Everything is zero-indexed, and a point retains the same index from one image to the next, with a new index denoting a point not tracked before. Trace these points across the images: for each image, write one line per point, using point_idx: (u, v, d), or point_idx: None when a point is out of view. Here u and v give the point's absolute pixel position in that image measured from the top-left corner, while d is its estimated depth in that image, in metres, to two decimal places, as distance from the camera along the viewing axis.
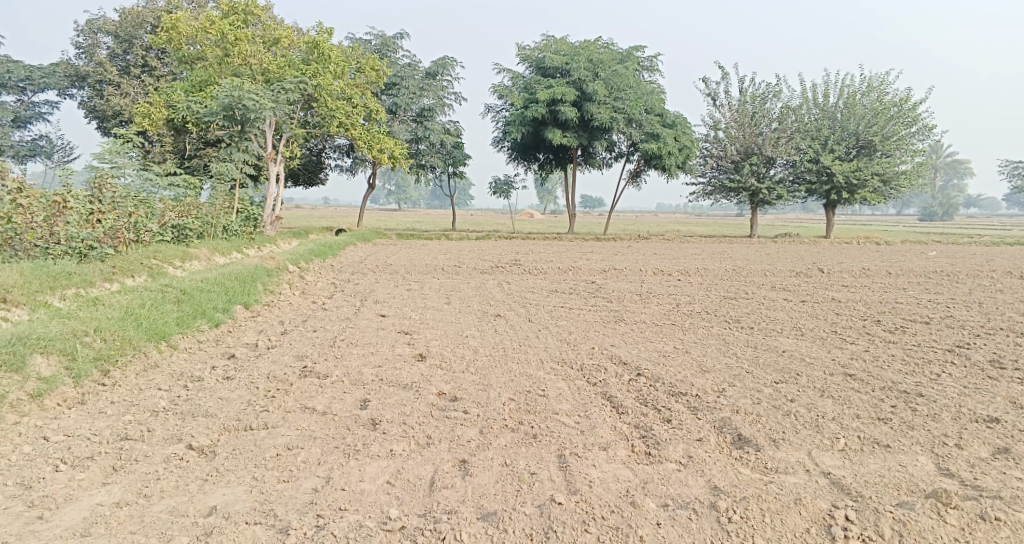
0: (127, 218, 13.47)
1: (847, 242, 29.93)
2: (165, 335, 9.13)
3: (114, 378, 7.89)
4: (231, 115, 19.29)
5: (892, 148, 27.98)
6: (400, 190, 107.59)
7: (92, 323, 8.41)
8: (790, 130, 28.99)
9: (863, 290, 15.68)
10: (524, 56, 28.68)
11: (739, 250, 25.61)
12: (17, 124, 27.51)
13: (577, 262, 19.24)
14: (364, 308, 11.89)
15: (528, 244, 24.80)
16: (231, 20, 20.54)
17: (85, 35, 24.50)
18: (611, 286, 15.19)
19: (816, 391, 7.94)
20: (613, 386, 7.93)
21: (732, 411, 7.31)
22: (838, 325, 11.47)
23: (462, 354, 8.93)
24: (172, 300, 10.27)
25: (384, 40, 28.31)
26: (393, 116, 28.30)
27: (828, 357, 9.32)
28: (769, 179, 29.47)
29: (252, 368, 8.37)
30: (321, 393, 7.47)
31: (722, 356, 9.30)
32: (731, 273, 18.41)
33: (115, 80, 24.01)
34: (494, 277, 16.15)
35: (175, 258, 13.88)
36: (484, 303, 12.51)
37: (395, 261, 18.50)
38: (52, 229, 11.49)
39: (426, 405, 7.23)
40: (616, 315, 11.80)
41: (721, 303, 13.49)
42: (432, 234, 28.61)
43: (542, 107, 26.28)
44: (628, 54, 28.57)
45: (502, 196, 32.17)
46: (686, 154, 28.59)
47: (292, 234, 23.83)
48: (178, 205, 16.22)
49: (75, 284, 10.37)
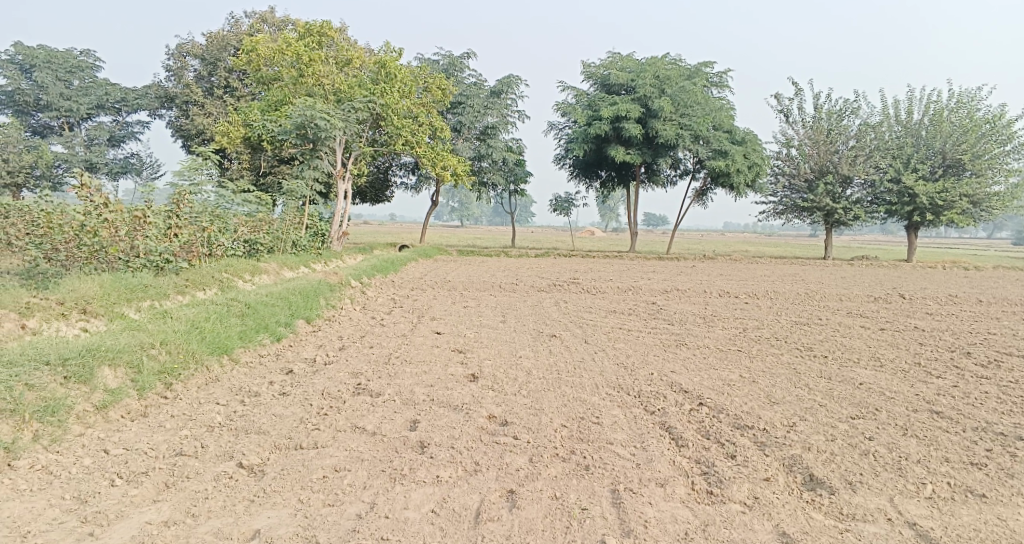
0: (202, 232, 13.79)
1: (930, 266, 28.47)
2: (228, 349, 9.22)
3: (176, 391, 7.98)
4: (303, 134, 19.67)
5: (983, 168, 26.52)
6: (465, 207, 108.52)
7: (159, 335, 8.54)
8: (868, 148, 27.89)
9: (947, 318, 14.78)
10: (589, 74, 28.49)
11: (813, 273, 24.67)
12: (111, 143, 28.85)
13: (640, 282, 18.84)
14: (421, 324, 11.82)
15: (591, 263, 24.45)
16: (305, 42, 21.08)
17: (174, 59, 25.53)
18: (674, 308, 14.76)
19: (898, 429, 7.40)
20: (672, 416, 7.57)
21: (802, 449, 6.86)
22: (921, 356, 10.78)
23: (515, 376, 8.70)
24: (236, 313, 10.39)
25: (451, 59, 28.59)
26: (457, 134, 28.49)
27: (911, 392, 8.71)
28: (845, 199, 28.37)
29: (307, 384, 8.35)
30: (372, 412, 7.36)
31: (792, 387, 8.80)
32: (801, 296, 17.67)
33: (198, 100, 24.91)
34: (554, 296, 15.93)
35: (245, 272, 14.14)
36: (542, 322, 12.29)
37: (457, 278, 18.46)
38: (132, 243, 11.80)
39: (476, 428, 7.03)
40: (678, 339, 11.40)
41: (790, 329, 12.89)
42: (493, 250, 28.60)
43: (606, 124, 26.00)
44: (696, 70, 28.06)
45: (564, 214, 31.95)
46: (756, 172, 27.78)
47: (358, 249, 24.16)
48: (250, 221, 16.57)
49: (150, 297, 10.62)
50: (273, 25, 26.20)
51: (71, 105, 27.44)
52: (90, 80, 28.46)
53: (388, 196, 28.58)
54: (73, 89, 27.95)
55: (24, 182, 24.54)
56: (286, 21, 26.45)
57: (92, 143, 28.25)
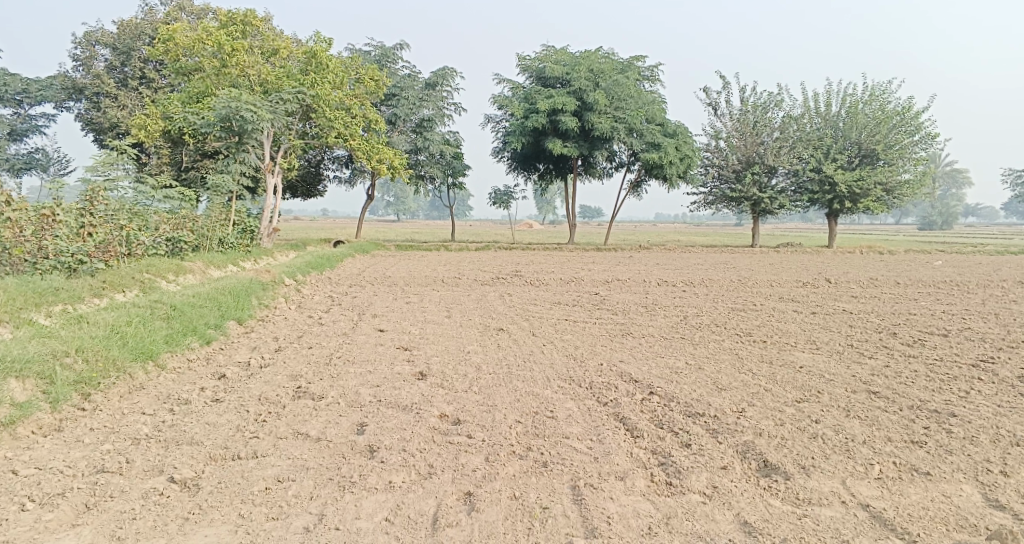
0: (119, 231, 12.97)
1: (851, 251, 29.48)
2: (152, 354, 8.62)
3: (95, 402, 7.38)
4: (228, 127, 18.83)
5: (895, 157, 27.50)
6: (397, 202, 107.40)
7: (74, 342, 7.89)
8: (792, 139, 28.88)
9: (873, 301, 15.22)
10: (524, 66, 28.27)
11: (742, 261, 25.19)
12: (12, 138, 27.09)
13: (579, 272, 18.81)
14: (361, 322, 11.40)
15: (528, 255, 24.32)
16: (228, 32, 20.18)
17: (82, 47, 24.11)
18: (615, 297, 14.74)
19: (841, 411, 7.44)
20: (626, 407, 7.43)
21: (754, 434, 6.81)
22: (854, 337, 10.99)
23: (464, 372, 8.41)
24: (161, 316, 9.75)
25: (383, 50, 27.91)
26: (392, 128, 27.89)
27: (848, 373, 8.83)
28: (771, 188, 29.04)
29: (243, 389, 7.87)
30: (315, 417, 6.96)
31: (738, 373, 8.78)
32: (735, 283, 17.96)
33: (111, 92, 23.58)
34: (495, 288, 15.70)
35: (169, 272, 13.39)
36: (486, 316, 12.04)
37: (393, 273, 18.01)
38: (40, 243, 10.95)
39: (428, 428, 6.73)
40: (623, 328, 11.32)
41: (729, 315, 12.99)
42: (431, 245, 28.18)
43: (542, 117, 25.89)
44: (628, 63, 28.19)
45: (501, 207, 31.70)
46: (687, 163, 28.16)
47: (289, 246, 23.40)
48: (172, 218, 15.76)
49: (62, 300, 9.88)
50: (192, 13, 25.06)
51: None
52: None
53: (319, 191, 27.76)
54: None
55: None
56: (205, 10, 25.35)
57: None
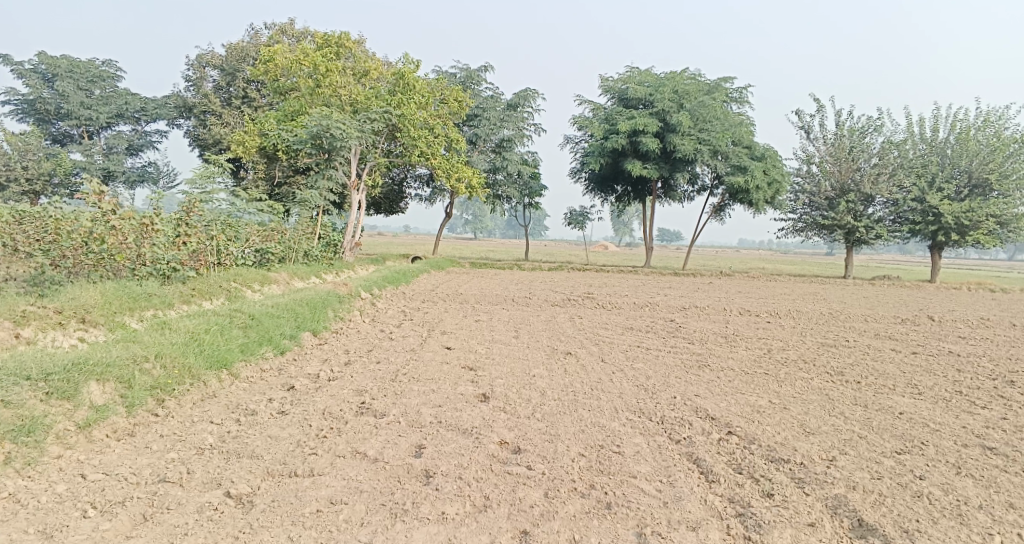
0: (210, 241, 13.35)
1: (955, 287, 27.69)
2: (228, 363, 8.70)
3: (168, 408, 7.46)
4: (318, 144, 19.27)
5: (1010, 188, 25.71)
6: (478, 220, 108.37)
7: (155, 347, 8.03)
8: (892, 166, 27.20)
9: (981, 343, 14.06)
10: (606, 87, 27.95)
11: (833, 292, 23.97)
12: (129, 152, 28.63)
13: (656, 298, 18.25)
14: (430, 339, 11.29)
15: (606, 278, 23.83)
16: (322, 52, 20.74)
17: (193, 68, 25.30)
18: (693, 326, 14.16)
19: (950, 467, 6.80)
20: (700, 447, 6.98)
21: (846, 488, 6.30)
22: (960, 384, 10.08)
23: (528, 397, 8.12)
24: (239, 325, 9.88)
25: (468, 72, 28.16)
26: (473, 147, 28.05)
27: (956, 424, 8.06)
28: (867, 217, 27.61)
29: (309, 403, 7.82)
30: (374, 435, 6.81)
31: (827, 416, 8.16)
32: (824, 316, 16.97)
33: (216, 110, 24.63)
34: (568, 311, 15.37)
35: (254, 281, 13.66)
36: (556, 339, 11.72)
37: (468, 291, 17.92)
38: (139, 250, 11.35)
39: (487, 456, 6.48)
40: (700, 359, 10.77)
41: (818, 351, 12.20)
42: (507, 263, 28.04)
43: (623, 138, 25.46)
44: (716, 85, 27.49)
45: (579, 228, 31.34)
46: (776, 188, 27.11)
47: (370, 260, 23.78)
48: (262, 230, 16.16)
49: (153, 306, 10.16)
50: (293, 36, 25.99)
51: (91, 114, 27.14)
52: (111, 90, 28.29)
53: (402, 208, 28.12)
54: (93, 98, 27.71)
55: (42, 189, 24.27)
56: (305, 33, 26.25)
57: (110, 151, 28.06)
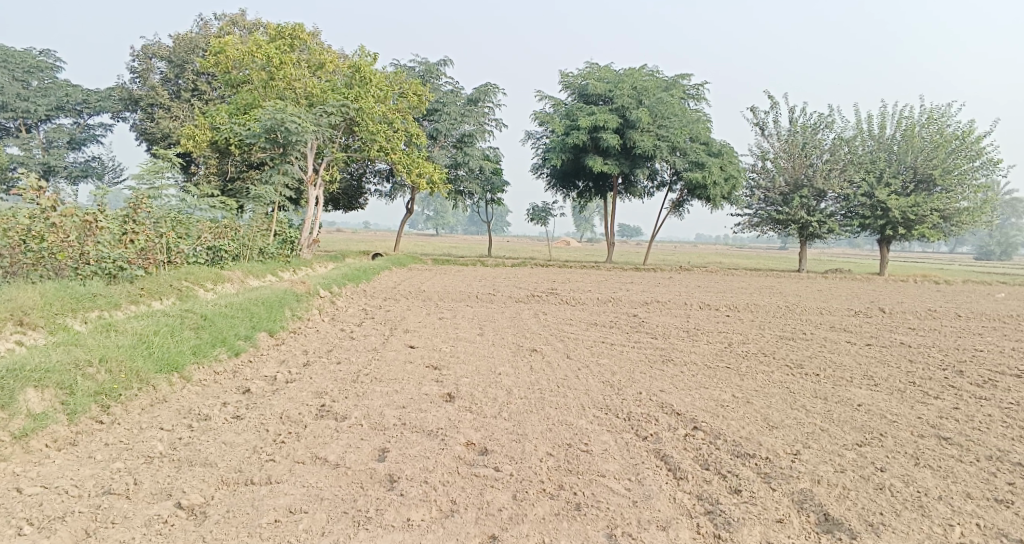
0: (160, 239, 12.88)
1: (904, 280, 28.35)
2: (178, 366, 8.36)
3: (113, 415, 7.13)
4: (272, 138, 18.82)
5: (954, 183, 26.38)
6: (437, 216, 107.75)
7: (99, 351, 7.68)
8: (843, 161, 27.71)
9: (932, 334, 14.37)
10: (566, 83, 27.88)
11: (789, 286, 24.32)
12: (71, 146, 27.61)
13: (617, 293, 18.27)
14: (392, 337, 11.05)
15: (566, 273, 23.79)
16: (277, 44, 20.24)
17: (140, 60, 24.48)
18: (655, 320, 14.17)
19: (909, 459, 6.85)
20: (667, 443, 6.91)
21: (812, 482, 6.30)
22: (915, 374, 10.24)
23: (494, 396, 7.98)
24: (191, 326, 9.51)
25: (427, 66, 27.84)
26: (433, 142, 27.75)
27: (912, 415, 8.16)
28: (820, 212, 28.10)
29: (266, 406, 7.55)
30: (335, 440, 6.60)
31: (789, 409, 8.18)
32: (782, 310, 17.17)
33: (164, 103, 23.88)
34: (531, 307, 15.26)
35: (206, 280, 13.24)
36: (520, 335, 11.58)
37: (429, 288, 17.67)
38: (82, 248, 10.86)
39: (453, 458, 6.32)
40: (663, 354, 10.75)
41: (777, 344, 12.30)
42: (468, 259, 27.81)
43: (583, 134, 25.45)
44: (673, 81, 27.65)
45: (539, 224, 31.27)
46: (733, 184, 27.42)
47: (328, 257, 23.37)
48: (214, 227, 15.69)
49: (98, 307, 9.74)
50: (245, 27, 25.36)
51: (29, 106, 26.10)
52: (50, 81, 27.20)
53: (360, 204, 27.68)
54: (32, 89, 26.61)
55: None
56: (257, 24, 25.62)
57: (51, 145, 27.02)
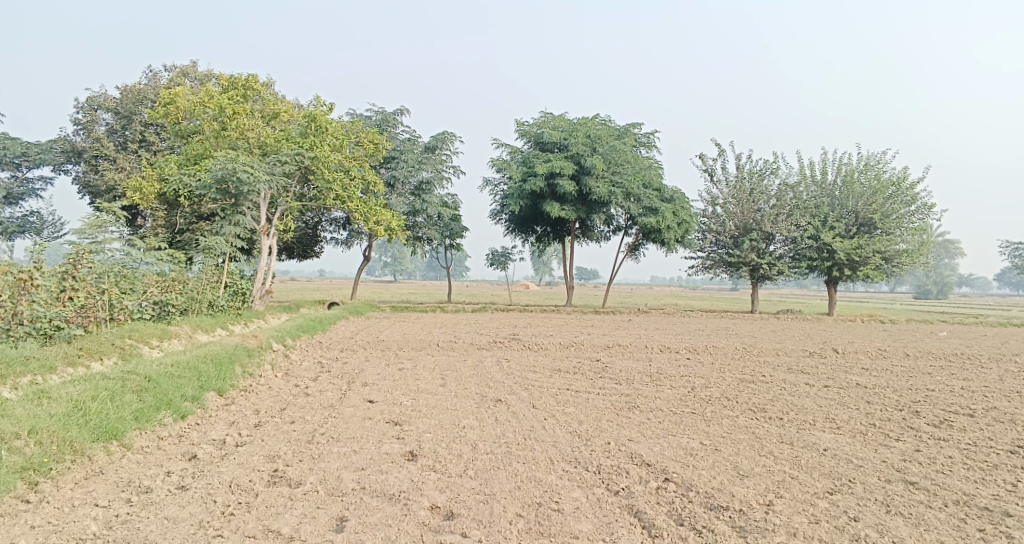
0: (101, 296, 12.29)
1: (853, 319, 28.87)
2: (118, 433, 7.84)
3: (42, 492, 6.60)
4: (224, 189, 18.39)
5: (892, 227, 27.21)
6: (393, 262, 107.01)
7: (28, 422, 7.15)
8: (789, 207, 28.22)
9: (887, 373, 14.48)
10: (521, 131, 28.07)
11: (745, 326, 24.53)
12: (8, 200, 26.62)
13: (578, 337, 18.09)
14: (350, 392, 10.63)
15: (525, 318, 23.58)
16: (229, 95, 19.96)
17: (84, 111, 23.89)
18: (618, 365, 13.99)
19: (881, 506, 6.72)
20: (640, 497, 6.67)
21: (787, 535, 6.12)
22: (875, 416, 10.20)
23: (458, 452, 7.64)
24: (133, 389, 8.98)
25: (383, 115, 27.81)
26: (390, 190, 27.55)
27: (878, 458, 8.08)
28: (769, 254, 28.54)
29: (213, 474, 7.08)
30: (289, 509, 6.21)
31: (758, 456, 8.02)
32: (740, 351, 17.17)
33: (109, 154, 23.25)
34: (491, 354, 14.96)
35: (152, 337, 12.67)
36: (482, 385, 11.24)
37: (387, 337, 17.25)
38: (15, 308, 10.30)
39: (416, 525, 5.99)
40: (629, 401, 10.53)
41: (740, 387, 12.20)
42: (426, 307, 27.45)
43: (538, 180, 25.55)
44: (624, 130, 28.03)
45: (499, 268, 31.13)
46: (685, 229, 27.74)
47: (281, 308, 22.77)
48: (161, 281, 15.11)
49: (32, 371, 9.17)
50: (195, 78, 25.00)
51: None
52: None
53: (316, 251, 27.18)
54: None
55: None
56: (207, 75, 25.29)
57: None
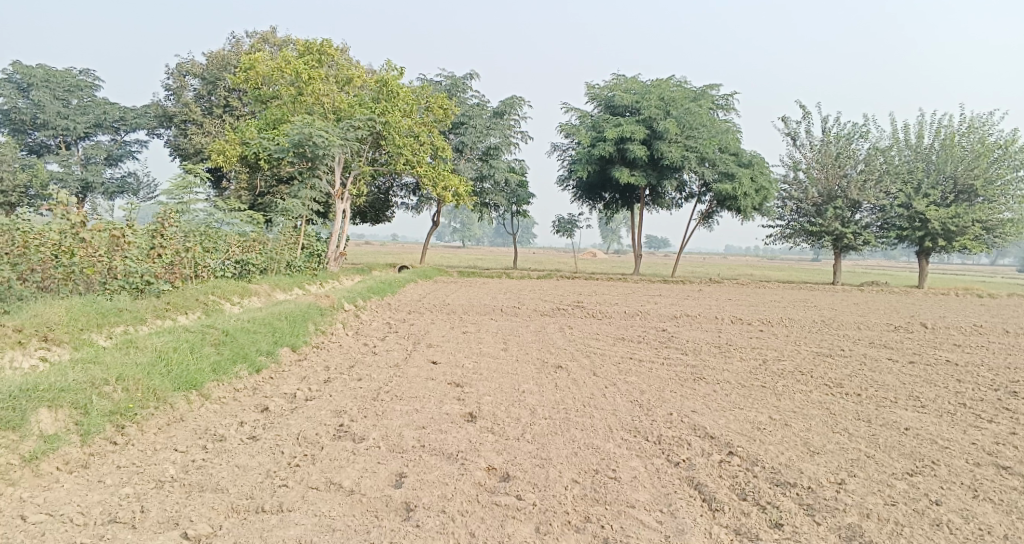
0: (186, 253, 12.74)
1: (943, 293, 27.50)
2: (197, 384, 8.16)
3: (128, 435, 6.94)
4: (300, 152, 18.78)
5: (996, 194, 25.57)
6: (466, 227, 107.82)
7: (117, 369, 7.51)
8: (879, 172, 26.94)
9: (977, 351, 13.73)
10: (593, 94, 27.53)
11: (824, 299, 23.66)
12: (108, 162, 27.92)
13: (646, 306, 17.81)
14: (415, 353, 10.79)
15: (594, 286, 23.39)
16: (305, 60, 20.24)
17: (173, 77, 24.74)
18: (686, 335, 13.74)
19: (965, 490, 6.39)
20: (701, 470, 6.54)
21: (859, 516, 5.91)
22: (962, 395, 9.68)
23: (518, 416, 7.64)
24: (212, 342, 9.32)
25: (454, 80, 27.76)
26: (460, 155, 27.60)
27: (966, 440, 7.66)
28: (854, 223, 27.36)
29: (283, 426, 7.31)
30: (352, 463, 6.36)
31: (830, 432, 7.74)
32: (816, 325, 16.57)
33: (196, 119, 24.04)
34: (558, 321, 14.92)
35: (233, 294, 13.11)
36: (546, 351, 11.22)
37: (456, 301, 17.39)
38: (110, 262, 10.68)
39: (473, 485, 6.05)
40: (694, 372, 10.31)
41: (813, 361, 11.78)
42: (496, 272, 27.57)
43: (611, 145, 25.12)
44: (702, 92, 27.19)
45: (568, 235, 30.94)
46: (764, 196, 26.82)
47: (356, 270, 23.30)
48: (242, 240, 15.59)
49: (124, 322, 9.63)
50: (275, 44, 25.53)
51: (67, 123, 26.40)
52: (88, 99, 27.54)
53: (388, 217, 27.58)
54: (71, 107, 26.92)
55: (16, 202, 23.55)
56: (287, 40, 25.77)
57: (88, 162, 27.35)
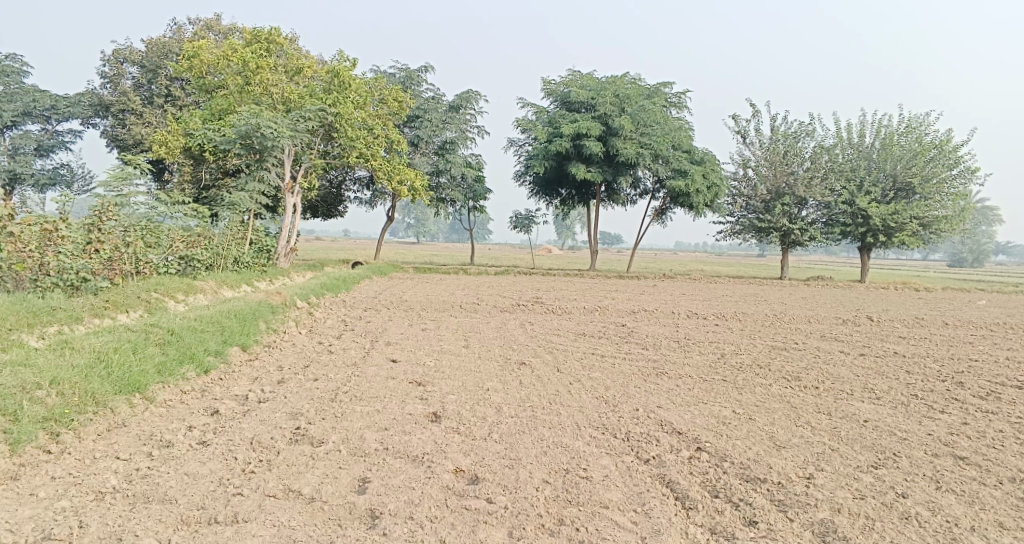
0: (127, 248, 12.13)
1: (885, 287, 28.21)
2: (141, 386, 7.71)
3: (64, 444, 6.48)
4: (247, 144, 18.18)
5: (932, 191, 26.28)
6: (417, 224, 106.94)
7: (50, 372, 7.03)
8: (824, 169, 27.48)
9: (924, 343, 14.03)
10: (549, 90, 27.39)
11: (774, 293, 23.98)
12: (39, 153, 26.64)
13: (603, 302, 17.72)
14: (373, 351, 10.45)
15: (550, 281, 23.25)
16: (253, 49, 19.59)
17: (110, 65, 23.71)
18: (644, 330, 13.69)
19: (930, 482, 6.39)
20: (672, 467, 6.41)
21: (832, 511, 5.85)
22: (916, 387, 9.80)
23: (483, 415, 7.41)
24: (155, 341, 8.84)
25: (408, 73, 27.31)
26: (414, 149, 27.16)
27: (922, 431, 7.72)
28: (801, 219, 27.85)
29: (235, 430, 6.93)
30: (311, 469, 6.04)
31: (794, 426, 7.70)
32: (770, 318, 16.71)
33: (136, 109, 23.09)
34: (516, 316, 14.73)
35: (178, 291, 12.54)
36: (507, 347, 11.01)
37: (411, 297, 17.03)
38: (41, 258, 10.11)
39: (441, 488, 5.81)
40: (656, 367, 10.22)
41: (771, 355, 11.83)
42: (450, 268, 27.22)
43: (565, 141, 25.04)
44: (655, 89, 27.31)
45: (522, 231, 30.76)
46: (715, 192, 27.08)
47: (307, 266, 22.67)
48: (186, 235, 14.96)
49: (57, 321, 9.08)
50: (219, 32, 24.68)
51: None
52: (17, 86, 26.18)
53: (339, 211, 26.99)
54: None
55: None
56: (232, 29, 24.95)
57: (17, 152, 26.04)
